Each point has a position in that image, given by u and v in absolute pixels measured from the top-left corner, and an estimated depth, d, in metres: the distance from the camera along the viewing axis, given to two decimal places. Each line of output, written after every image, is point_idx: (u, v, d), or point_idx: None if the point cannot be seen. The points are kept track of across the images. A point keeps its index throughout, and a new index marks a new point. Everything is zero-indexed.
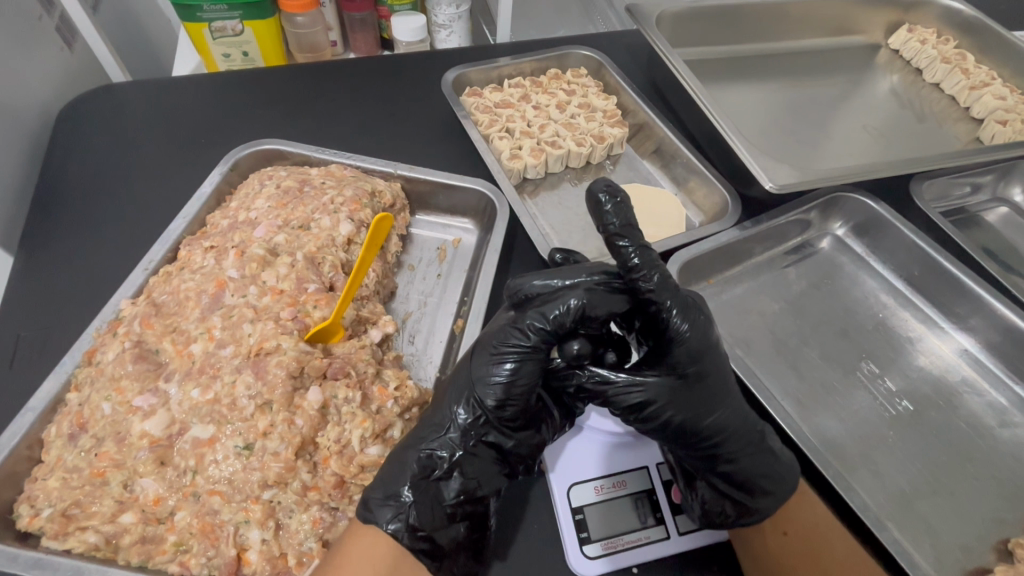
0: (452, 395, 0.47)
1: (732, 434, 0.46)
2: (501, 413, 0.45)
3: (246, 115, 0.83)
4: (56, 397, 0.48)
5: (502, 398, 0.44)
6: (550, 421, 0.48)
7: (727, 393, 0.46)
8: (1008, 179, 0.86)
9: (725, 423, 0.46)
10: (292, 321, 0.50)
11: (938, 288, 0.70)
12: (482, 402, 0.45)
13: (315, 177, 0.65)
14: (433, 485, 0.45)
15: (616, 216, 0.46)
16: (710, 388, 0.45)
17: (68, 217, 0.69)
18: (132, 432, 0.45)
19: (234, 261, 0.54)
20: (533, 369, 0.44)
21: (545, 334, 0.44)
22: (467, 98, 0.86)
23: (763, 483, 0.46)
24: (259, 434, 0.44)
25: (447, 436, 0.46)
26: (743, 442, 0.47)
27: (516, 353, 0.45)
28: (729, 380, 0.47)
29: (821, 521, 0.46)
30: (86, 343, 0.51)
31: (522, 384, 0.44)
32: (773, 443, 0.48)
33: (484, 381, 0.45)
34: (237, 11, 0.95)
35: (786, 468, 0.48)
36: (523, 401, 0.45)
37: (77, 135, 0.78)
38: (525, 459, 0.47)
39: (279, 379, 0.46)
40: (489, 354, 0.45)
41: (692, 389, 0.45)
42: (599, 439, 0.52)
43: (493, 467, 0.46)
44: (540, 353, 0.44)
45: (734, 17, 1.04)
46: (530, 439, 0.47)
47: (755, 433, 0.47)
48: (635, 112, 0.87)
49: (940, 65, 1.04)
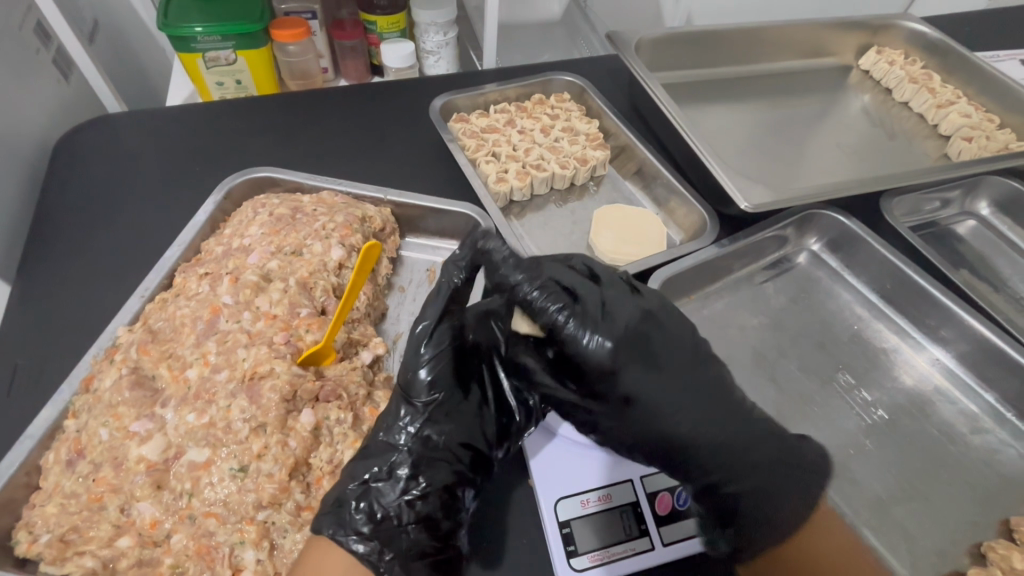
0: (390, 405, 0.51)
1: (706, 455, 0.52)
2: (429, 397, 0.50)
3: (240, 143, 0.85)
4: (54, 423, 0.49)
5: (426, 384, 0.50)
6: (487, 411, 0.53)
7: (682, 414, 0.51)
8: (975, 194, 0.90)
9: (680, 430, 0.52)
10: (285, 345, 0.52)
11: (910, 301, 0.72)
12: (413, 392, 0.50)
13: (307, 205, 0.67)
14: (376, 488, 0.46)
15: (499, 257, 0.52)
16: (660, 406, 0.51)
17: (65, 245, 0.71)
18: (129, 457, 0.46)
19: (229, 288, 0.56)
20: (446, 363, 0.51)
21: (442, 306, 0.52)
22: (454, 124, 0.89)
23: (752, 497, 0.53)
24: (254, 457, 0.46)
25: (393, 433, 0.49)
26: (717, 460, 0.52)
27: (430, 353, 0.50)
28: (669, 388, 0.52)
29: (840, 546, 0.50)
30: (84, 371, 0.52)
31: (440, 364, 0.51)
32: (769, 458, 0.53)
33: (407, 373, 0.50)
34: (230, 41, 0.98)
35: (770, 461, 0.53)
36: (445, 380, 0.51)
37: (73, 165, 0.80)
38: (471, 451, 0.50)
39: (273, 403, 0.48)
40: (406, 363, 0.51)
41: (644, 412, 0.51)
42: (573, 449, 0.55)
43: (437, 463, 0.48)
44: (447, 349, 0.51)
45: (712, 41, 1.08)
46: (463, 425, 0.51)
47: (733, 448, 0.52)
48: (617, 135, 0.90)
49: (907, 85, 1.09)
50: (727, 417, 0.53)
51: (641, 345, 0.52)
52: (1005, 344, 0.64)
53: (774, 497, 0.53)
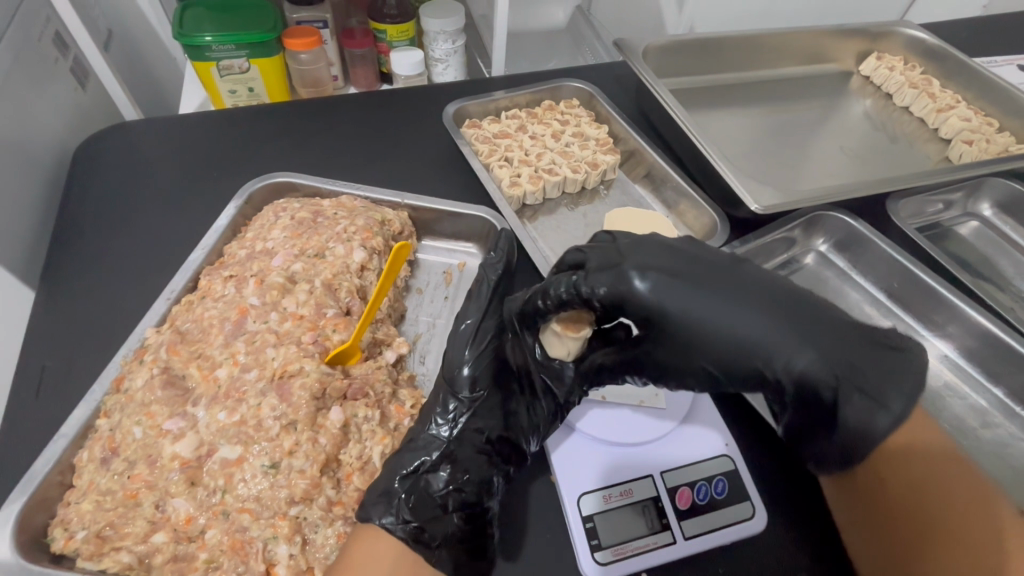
0: (434, 398, 0.54)
1: (779, 360, 0.48)
2: (471, 391, 0.53)
3: (256, 150, 0.86)
4: (86, 423, 0.50)
5: (468, 379, 0.53)
6: (526, 402, 0.55)
7: (720, 322, 0.49)
8: (977, 195, 0.92)
9: (724, 341, 0.49)
10: (313, 344, 0.53)
11: (917, 299, 0.74)
12: (456, 387, 0.53)
13: (327, 209, 0.68)
14: (422, 478, 0.48)
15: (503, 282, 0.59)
16: (709, 320, 0.49)
17: (86, 250, 0.72)
18: (163, 454, 0.47)
19: (255, 289, 0.57)
20: (485, 363, 0.54)
21: (482, 306, 0.58)
22: (467, 130, 0.90)
23: (851, 391, 0.46)
24: (286, 453, 0.47)
25: (439, 425, 0.52)
26: (791, 361, 0.47)
27: (470, 358, 0.54)
28: (691, 298, 0.49)
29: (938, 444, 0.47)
30: (114, 372, 0.53)
31: (482, 360, 0.54)
32: (852, 345, 0.48)
33: (451, 369, 0.54)
34: (244, 49, 1.00)
35: (841, 350, 0.47)
36: (486, 377, 0.54)
37: (92, 171, 0.81)
38: (508, 442, 0.52)
39: (303, 401, 0.49)
40: (451, 362, 0.54)
41: (697, 329, 0.49)
42: (593, 443, 0.56)
43: (478, 454, 0.51)
44: (486, 352, 0.55)
45: (717, 49, 1.10)
46: (503, 419, 0.53)
47: (810, 343, 0.47)
48: (626, 140, 0.92)
49: (908, 90, 1.11)
50: (791, 310, 0.48)
51: (673, 268, 0.50)
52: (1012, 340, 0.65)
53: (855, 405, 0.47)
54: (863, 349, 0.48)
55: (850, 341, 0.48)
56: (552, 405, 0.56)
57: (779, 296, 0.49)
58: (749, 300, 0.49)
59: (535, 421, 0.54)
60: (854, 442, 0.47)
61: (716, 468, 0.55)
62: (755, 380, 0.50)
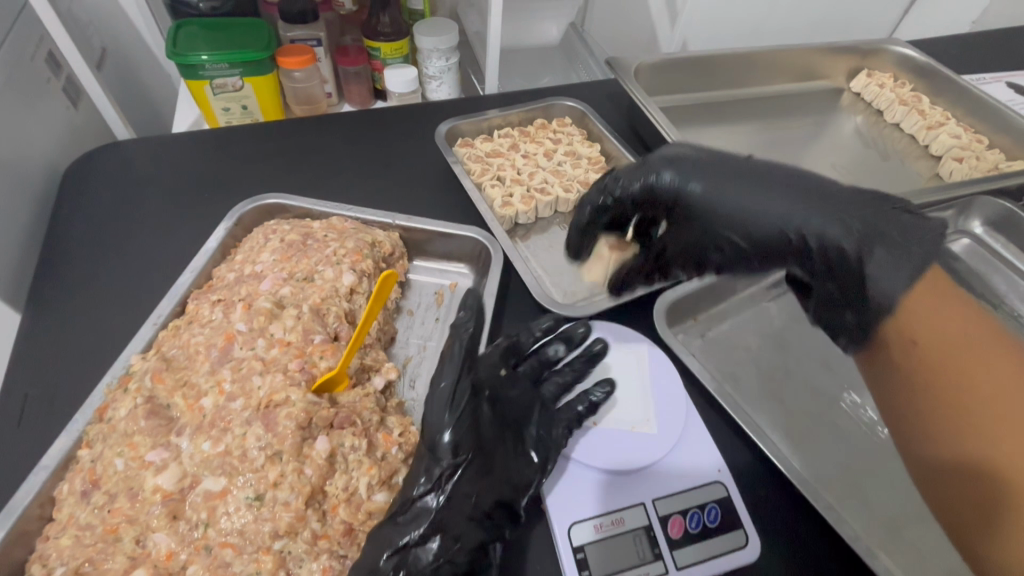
0: (419, 464, 0.52)
1: (801, 228, 0.59)
2: (453, 458, 0.51)
3: (248, 169, 0.86)
4: (67, 454, 0.49)
5: (450, 445, 0.51)
6: (511, 459, 0.53)
7: (740, 199, 0.62)
8: (968, 213, 0.92)
9: (741, 221, 0.62)
10: (300, 372, 0.52)
11: None
12: (438, 455, 0.51)
13: (317, 230, 0.68)
14: (410, 551, 0.46)
15: (469, 330, 0.61)
16: (745, 211, 0.62)
17: (74, 274, 0.71)
18: (145, 487, 0.46)
19: (242, 315, 0.56)
20: (462, 428, 0.52)
21: (457, 366, 0.57)
22: (459, 149, 0.90)
23: (870, 257, 0.57)
24: (270, 485, 0.46)
25: (426, 495, 0.49)
26: (815, 234, 0.59)
27: (450, 424, 0.52)
28: (721, 190, 0.63)
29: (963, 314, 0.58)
30: (98, 401, 0.53)
31: (463, 425, 0.53)
32: (879, 214, 0.59)
33: (431, 436, 0.52)
34: (237, 68, 1.00)
35: (868, 225, 0.58)
36: (468, 441, 0.52)
37: (82, 192, 0.81)
38: (499, 503, 0.50)
39: (289, 431, 0.48)
40: (432, 426, 0.53)
41: (741, 219, 0.62)
42: (587, 475, 0.55)
43: (467, 520, 0.49)
44: (464, 415, 0.53)
45: (709, 66, 1.11)
46: (490, 484, 0.51)
47: (834, 216, 0.59)
48: (618, 158, 0.92)
49: (898, 107, 1.12)
50: (832, 205, 0.60)
51: (694, 160, 0.65)
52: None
53: (882, 262, 0.58)
54: (902, 236, 0.59)
55: (856, 210, 0.59)
56: (541, 455, 0.54)
57: (824, 194, 0.61)
58: (804, 197, 0.61)
59: (525, 476, 0.52)
60: (873, 311, 0.58)
61: (709, 495, 0.55)
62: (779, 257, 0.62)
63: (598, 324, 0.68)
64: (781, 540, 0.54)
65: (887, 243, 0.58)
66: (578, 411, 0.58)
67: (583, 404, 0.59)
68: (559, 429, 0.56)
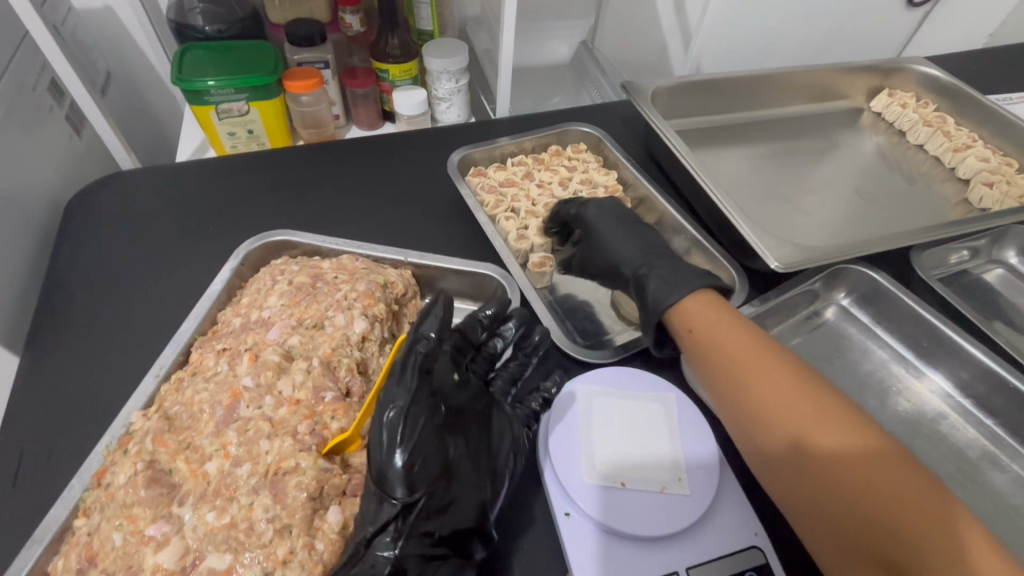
0: (369, 494, 0.45)
1: (640, 274, 0.67)
2: (410, 497, 0.43)
3: (253, 200, 0.83)
4: (64, 525, 0.46)
5: (404, 479, 0.43)
6: (476, 477, 0.49)
7: (623, 245, 0.72)
8: (1001, 243, 0.88)
9: (623, 256, 0.71)
10: (310, 435, 0.49)
11: (946, 359, 0.72)
12: (388, 488, 0.43)
13: (327, 271, 0.65)
14: None
15: (431, 327, 0.52)
16: (604, 236, 0.74)
17: (73, 315, 0.68)
18: (145, 565, 0.43)
19: (249, 368, 0.53)
20: (427, 449, 0.46)
21: (414, 383, 0.47)
22: (472, 179, 0.88)
23: (652, 279, 0.65)
24: (279, 562, 0.43)
25: (382, 539, 0.43)
26: (629, 263, 0.70)
27: (407, 447, 0.44)
28: (613, 227, 0.74)
29: (727, 328, 0.57)
30: (96, 464, 0.50)
31: (418, 450, 0.45)
32: (685, 271, 0.65)
33: (381, 464, 0.44)
34: (244, 93, 0.98)
35: (687, 279, 0.63)
36: (425, 476, 0.45)
37: (84, 226, 0.78)
38: (465, 531, 0.47)
39: (299, 503, 0.45)
40: (382, 445, 0.44)
41: (599, 239, 0.74)
42: (600, 538, 0.52)
43: (426, 551, 0.45)
44: (427, 433, 0.46)
45: (726, 88, 1.08)
46: (461, 511, 0.47)
47: (662, 272, 0.65)
48: (636, 186, 0.90)
49: (922, 128, 1.09)
50: (656, 249, 0.71)
51: (612, 211, 0.77)
52: None
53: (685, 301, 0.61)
54: (691, 278, 0.63)
55: (686, 270, 0.65)
56: (497, 472, 0.51)
57: (655, 246, 0.71)
58: (639, 238, 0.72)
59: (488, 494, 0.49)
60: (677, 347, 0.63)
61: (747, 562, 0.51)
62: (615, 280, 0.72)
63: (622, 370, 0.64)
64: None
65: (661, 273, 0.65)
66: (533, 407, 0.62)
67: (538, 400, 0.62)
68: (517, 429, 0.55)
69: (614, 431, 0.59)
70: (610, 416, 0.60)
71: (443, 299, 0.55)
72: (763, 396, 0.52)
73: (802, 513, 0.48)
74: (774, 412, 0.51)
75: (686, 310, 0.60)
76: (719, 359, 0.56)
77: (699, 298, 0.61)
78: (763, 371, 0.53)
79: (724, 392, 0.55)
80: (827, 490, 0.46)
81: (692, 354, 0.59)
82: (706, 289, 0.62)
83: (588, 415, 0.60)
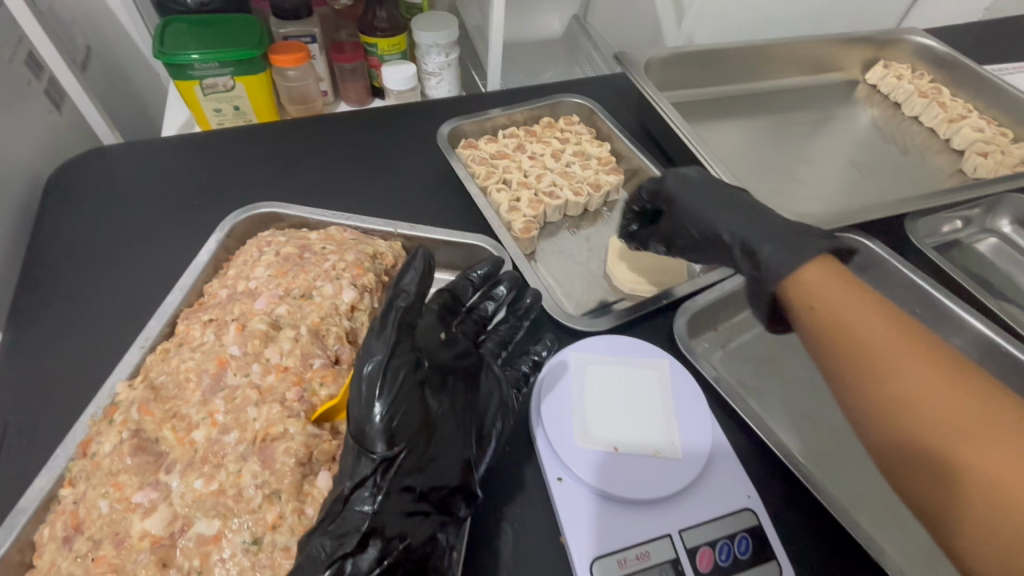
0: (349, 453, 0.44)
1: (740, 243, 0.59)
2: (389, 451, 0.43)
3: (240, 175, 0.82)
4: (49, 494, 0.46)
5: (383, 433, 0.43)
6: (460, 433, 0.48)
7: (714, 211, 0.63)
8: (995, 211, 0.88)
9: (716, 226, 0.62)
10: (299, 402, 0.48)
11: (937, 325, 0.72)
12: (368, 444, 0.43)
13: (315, 242, 0.64)
14: (346, 560, 0.40)
15: (411, 281, 0.51)
16: (693, 200, 0.66)
17: (55, 290, 0.67)
18: (132, 532, 0.42)
19: (235, 337, 0.52)
20: (406, 406, 0.45)
21: (393, 335, 0.47)
22: (463, 151, 0.86)
23: (756, 242, 0.57)
24: (268, 528, 0.43)
25: (358, 496, 0.42)
26: (725, 225, 0.61)
27: (387, 398, 0.44)
28: (703, 193, 0.66)
29: (858, 306, 0.47)
30: (81, 434, 0.49)
31: (398, 404, 0.44)
32: (797, 236, 0.55)
33: (359, 420, 0.43)
34: (228, 67, 0.95)
35: (802, 244, 0.54)
36: (406, 430, 0.44)
37: (64, 202, 0.77)
38: (449, 488, 0.45)
39: (288, 468, 0.45)
40: (360, 398, 0.44)
41: (686, 208, 0.66)
42: (596, 501, 0.52)
43: (409, 511, 0.43)
44: (404, 390, 0.45)
45: (722, 59, 1.06)
46: (445, 468, 0.46)
47: (771, 240, 0.56)
48: (629, 158, 0.88)
49: (917, 100, 1.08)
50: (754, 212, 0.61)
51: (699, 175, 0.68)
52: None
53: (803, 273, 0.52)
54: (811, 239, 0.54)
55: (796, 234, 0.56)
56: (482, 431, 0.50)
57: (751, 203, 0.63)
58: (732, 195, 0.64)
59: (473, 452, 0.48)
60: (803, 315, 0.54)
61: (739, 524, 0.51)
62: (712, 245, 0.64)
63: (616, 338, 0.64)
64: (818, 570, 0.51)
65: (772, 234, 0.56)
66: (524, 370, 0.60)
67: (528, 363, 0.61)
68: (507, 389, 0.54)
69: (611, 398, 0.58)
70: (606, 384, 0.59)
71: (421, 254, 0.53)
72: (906, 391, 0.43)
73: (946, 527, 0.40)
74: (933, 410, 0.41)
75: (811, 287, 0.50)
76: (850, 348, 0.47)
77: (823, 269, 0.51)
78: (912, 361, 0.44)
79: (855, 382, 0.46)
80: (996, 516, 0.37)
81: (812, 338, 0.49)
82: (829, 254, 0.53)
83: (582, 380, 0.60)
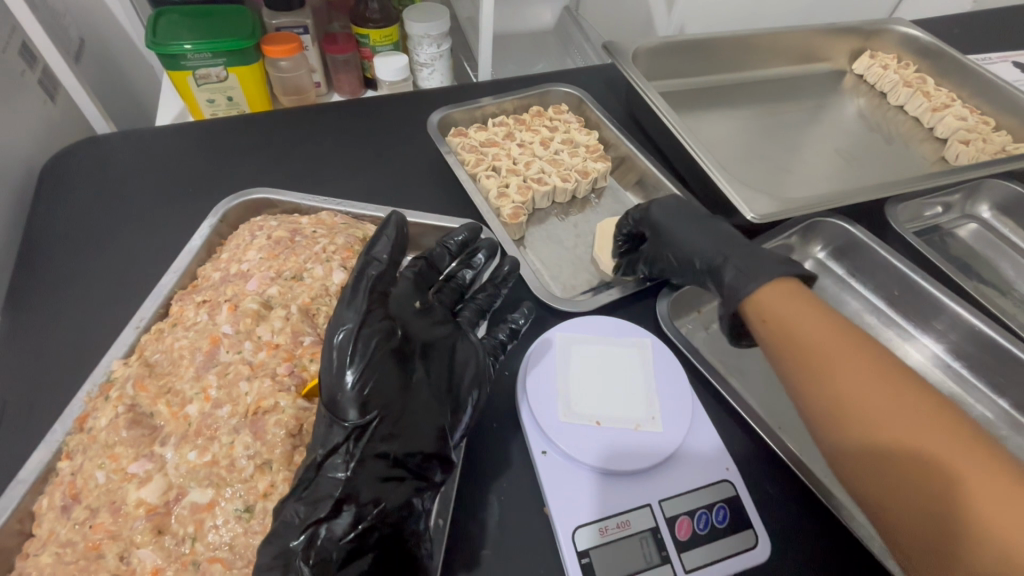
0: (322, 422, 0.46)
1: (715, 269, 0.64)
2: (361, 419, 0.44)
3: (233, 163, 0.83)
4: (47, 466, 0.47)
5: (356, 401, 0.44)
6: (432, 401, 0.50)
7: (693, 237, 0.67)
8: (975, 197, 0.90)
9: (694, 251, 0.66)
10: (289, 376, 0.50)
11: (915, 307, 0.74)
12: (340, 412, 0.44)
13: (306, 226, 0.65)
14: (322, 523, 0.41)
15: (383, 249, 0.53)
16: (673, 227, 0.69)
17: (51, 274, 0.68)
18: (128, 500, 0.44)
19: (228, 316, 0.53)
20: (378, 376, 0.46)
21: (364, 305, 0.48)
22: (453, 139, 0.88)
23: (729, 269, 0.62)
24: (260, 496, 0.44)
25: (332, 463, 0.44)
26: (703, 252, 0.65)
27: (359, 367, 0.45)
28: (682, 222, 0.70)
29: (803, 312, 0.54)
30: (78, 409, 0.50)
31: (370, 371, 0.46)
32: (764, 263, 0.61)
33: (331, 389, 0.45)
34: (221, 58, 0.96)
35: (768, 268, 0.59)
36: (379, 397, 0.46)
37: (59, 190, 0.78)
38: (424, 454, 0.47)
39: (278, 439, 0.47)
40: (332, 367, 0.46)
41: (667, 234, 0.69)
42: (573, 472, 0.54)
43: (382, 477, 0.45)
44: (375, 358, 0.46)
45: (709, 48, 1.07)
46: (418, 436, 0.47)
47: (741, 267, 0.61)
48: (616, 146, 0.90)
49: (902, 89, 1.09)
50: (728, 240, 0.66)
51: (678, 205, 0.73)
52: (1005, 342, 0.65)
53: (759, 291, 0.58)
54: (772, 264, 0.60)
55: (764, 260, 0.61)
56: (457, 401, 0.52)
57: (725, 229, 0.68)
58: (708, 224, 0.69)
59: (447, 420, 0.50)
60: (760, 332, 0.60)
61: (717, 494, 0.53)
62: (689, 271, 0.67)
63: (594, 318, 0.65)
64: (791, 537, 0.54)
65: (743, 259, 0.62)
66: (501, 338, 0.61)
67: (505, 331, 0.62)
68: (484, 357, 0.56)
69: (585, 373, 0.60)
70: (583, 361, 0.61)
71: (394, 220, 0.55)
72: (836, 382, 0.49)
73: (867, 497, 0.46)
74: (855, 402, 0.47)
75: (764, 298, 0.57)
76: (793, 349, 0.53)
77: (777, 284, 0.57)
78: (843, 361, 0.50)
79: (798, 379, 0.52)
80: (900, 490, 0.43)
81: (764, 342, 0.56)
82: (786, 270, 0.59)
83: (561, 358, 0.61)
